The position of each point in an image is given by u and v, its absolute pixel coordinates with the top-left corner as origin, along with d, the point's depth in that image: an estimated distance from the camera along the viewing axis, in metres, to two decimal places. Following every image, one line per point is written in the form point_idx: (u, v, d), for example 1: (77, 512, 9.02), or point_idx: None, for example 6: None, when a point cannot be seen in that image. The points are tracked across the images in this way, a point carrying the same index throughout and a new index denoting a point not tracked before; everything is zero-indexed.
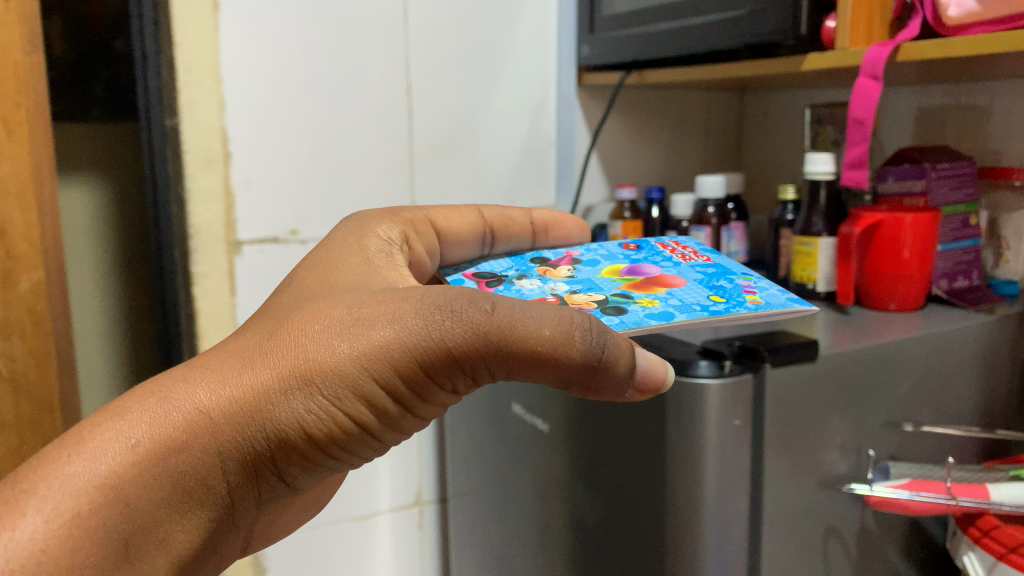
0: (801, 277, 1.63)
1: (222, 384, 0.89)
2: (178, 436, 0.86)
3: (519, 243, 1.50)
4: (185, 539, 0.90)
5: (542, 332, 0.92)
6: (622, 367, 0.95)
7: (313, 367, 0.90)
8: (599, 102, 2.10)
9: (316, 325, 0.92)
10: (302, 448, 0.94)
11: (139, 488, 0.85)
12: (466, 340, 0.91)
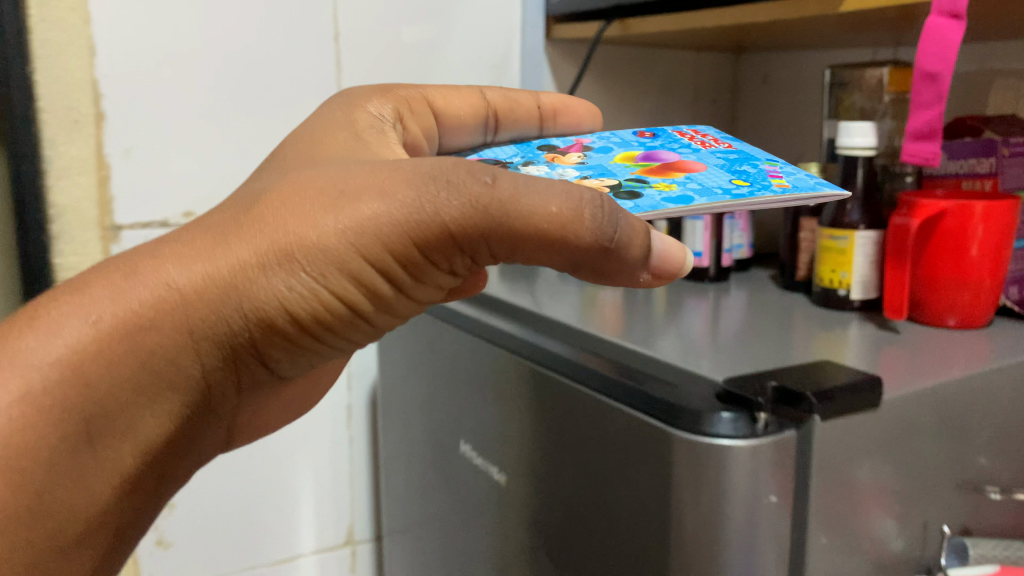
0: (829, 287, 1.16)
1: (193, 257, 0.68)
2: (142, 310, 0.66)
3: (523, 128, 1.01)
4: (160, 430, 0.73)
5: (546, 210, 0.67)
6: (638, 250, 0.70)
7: (294, 244, 0.67)
8: (571, 65, 1.75)
9: (302, 190, 0.69)
10: (287, 336, 0.74)
11: (98, 370, 0.66)
12: (465, 216, 0.67)
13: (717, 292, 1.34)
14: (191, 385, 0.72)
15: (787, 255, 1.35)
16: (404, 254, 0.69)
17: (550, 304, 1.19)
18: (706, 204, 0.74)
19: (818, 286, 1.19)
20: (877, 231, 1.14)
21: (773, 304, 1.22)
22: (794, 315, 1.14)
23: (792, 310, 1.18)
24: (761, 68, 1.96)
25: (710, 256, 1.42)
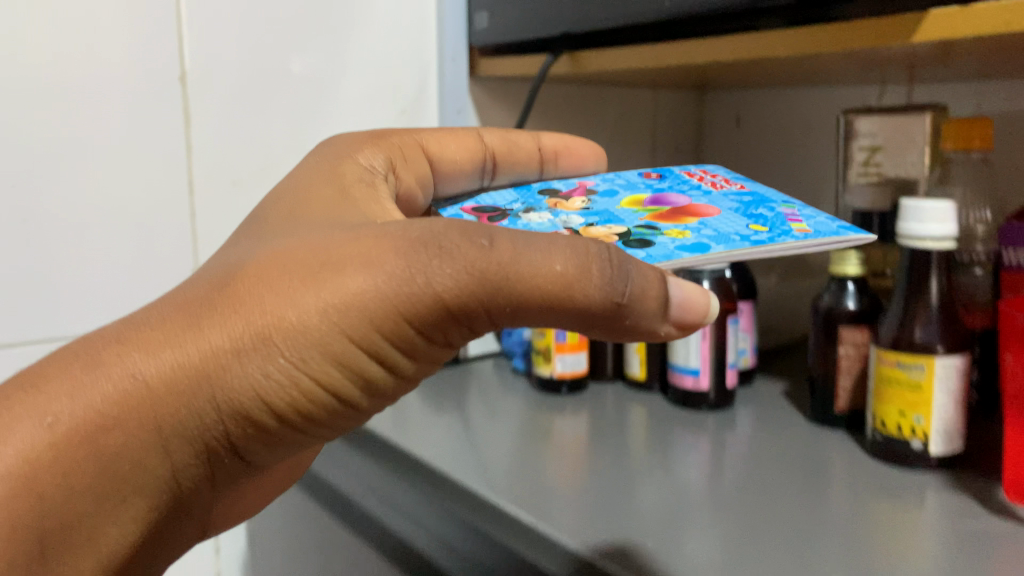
0: (897, 436, 0.89)
1: (163, 341, 0.52)
2: (105, 406, 0.51)
3: (527, 169, 0.90)
4: (125, 546, 0.56)
5: (550, 268, 0.54)
6: (652, 303, 0.56)
7: (276, 322, 0.53)
8: (501, 102, 1.35)
9: (279, 259, 0.55)
10: (267, 440, 0.59)
11: (50, 479, 0.50)
12: (465, 286, 0.54)
13: (728, 445, 0.97)
14: (165, 493, 0.56)
15: (813, 367, 1.06)
16: (397, 332, 0.56)
17: (494, 459, 0.91)
18: (728, 252, 0.63)
19: (880, 430, 0.91)
20: (961, 357, 0.86)
21: (823, 481, 0.86)
22: (818, 486, 0.85)
23: (851, 474, 0.88)
24: (734, 108, 1.70)
25: (712, 375, 1.09)
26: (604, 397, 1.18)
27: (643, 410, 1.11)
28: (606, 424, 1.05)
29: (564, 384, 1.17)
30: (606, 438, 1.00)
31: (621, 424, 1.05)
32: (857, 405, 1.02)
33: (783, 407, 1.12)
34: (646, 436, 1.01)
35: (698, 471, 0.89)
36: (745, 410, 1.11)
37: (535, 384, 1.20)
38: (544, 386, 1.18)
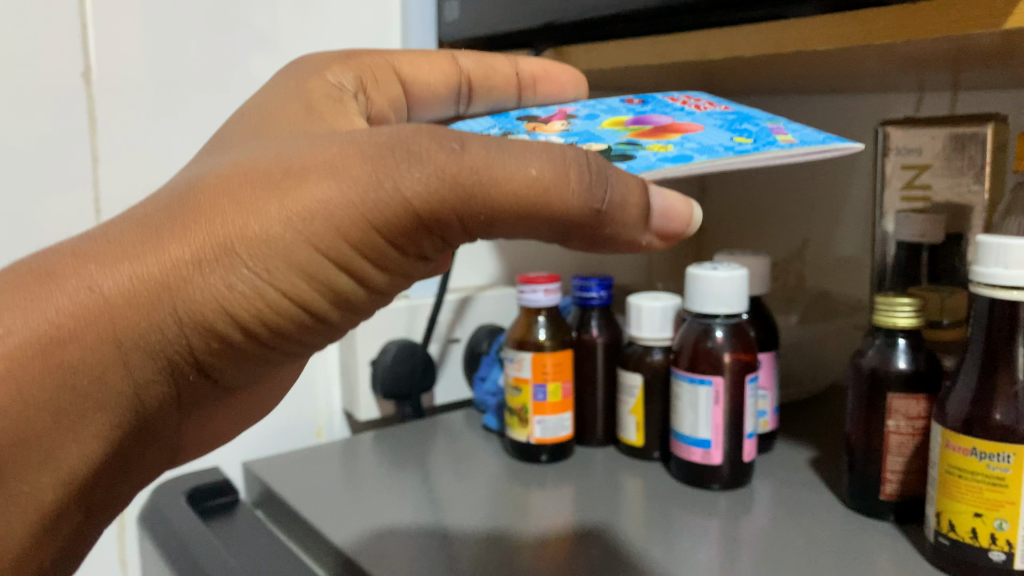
0: (966, 540, 0.51)
1: (114, 249, 0.38)
2: (60, 318, 0.38)
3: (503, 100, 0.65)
4: (66, 481, 0.41)
5: (527, 172, 0.39)
6: (633, 213, 0.41)
7: (242, 231, 0.38)
8: None
9: (247, 161, 0.40)
10: (234, 356, 0.43)
11: (13, 425, 0.38)
12: (434, 195, 0.38)
13: (744, 546, 0.60)
14: (105, 431, 0.41)
15: (852, 439, 0.63)
16: (370, 245, 0.40)
17: (470, 548, 0.60)
18: (710, 162, 0.43)
19: (935, 529, 0.54)
20: None
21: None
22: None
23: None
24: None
25: (727, 448, 0.67)
26: (592, 464, 0.75)
27: (642, 480, 0.71)
28: (597, 492, 0.69)
29: (545, 451, 0.74)
30: (593, 517, 0.65)
31: (615, 495, 0.69)
32: (909, 501, 0.60)
33: (815, 484, 0.69)
34: (644, 518, 0.65)
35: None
36: (759, 482, 0.70)
37: (510, 453, 0.77)
38: (522, 455, 0.75)
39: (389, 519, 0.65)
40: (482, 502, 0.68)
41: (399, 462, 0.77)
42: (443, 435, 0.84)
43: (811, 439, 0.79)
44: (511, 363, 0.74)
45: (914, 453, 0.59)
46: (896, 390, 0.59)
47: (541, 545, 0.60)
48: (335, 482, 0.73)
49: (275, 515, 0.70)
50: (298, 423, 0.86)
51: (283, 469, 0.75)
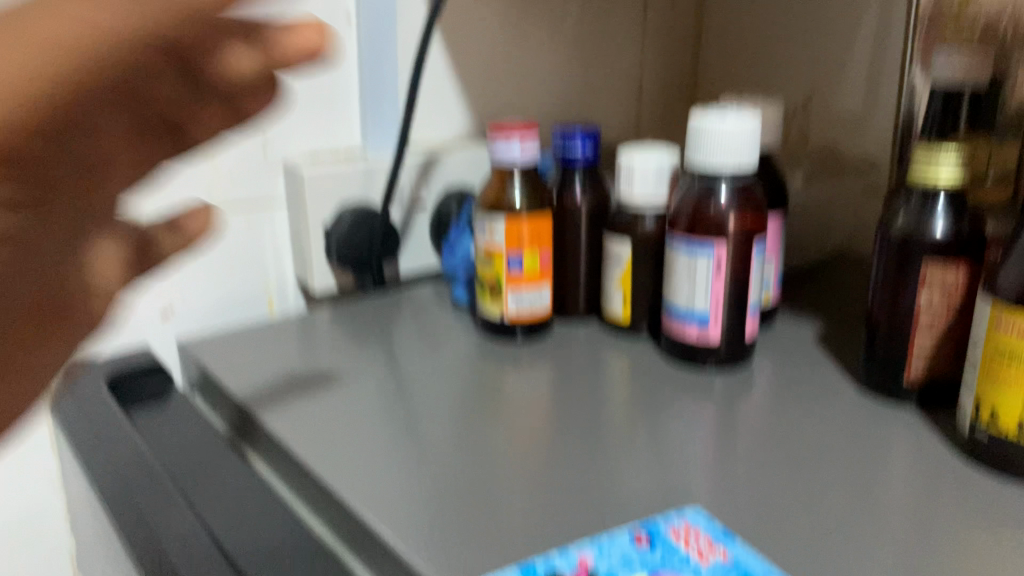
0: (1009, 437, 0.44)
1: None
2: None
3: None
4: None
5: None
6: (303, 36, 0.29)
7: (80, 21, 0.26)
8: None
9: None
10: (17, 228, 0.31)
11: None
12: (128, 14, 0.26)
13: (743, 431, 0.53)
14: None
15: (872, 316, 0.55)
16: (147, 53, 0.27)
17: (435, 434, 0.52)
18: None
19: (971, 422, 0.47)
20: None
21: (875, 487, 0.46)
22: (934, 506, 0.44)
23: (915, 479, 0.46)
24: None
25: (726, 323, 0.59)
26: (573, 341, 0.67)
27: (628, 359, 0.64)
28: (579, 372, 0.62)
29: (521, 326, 0.66)
30: (574, 399, 0.58)
31: (598, 375, 0.61)
32: (933, 383, 0.53)
33: (821, 363, 0.62)
34: (631, 399, 0.57)
35: (716, 478, 0.47)
36: (758, 360, 0.63)
37: (481, 328, 0.68)
38: (494, 331, 0.67)
39: (343, 404, 0.57)
40: (450, 383, 0.60)
41: (358, 339, 0.69)
42: (408, 310, 0.75)
43: (817, 312, 0.71)
44: (481, 230, 0.64)
45: (945, 333, 0.51)
46: (931, 256, 0.51)
47: (515, 430, 0.53)
48: (285, 362, 0.64)
49: (215, 400, 0.62)
50: (247, 297, 0.76)
51: (226, 349, 0.66)
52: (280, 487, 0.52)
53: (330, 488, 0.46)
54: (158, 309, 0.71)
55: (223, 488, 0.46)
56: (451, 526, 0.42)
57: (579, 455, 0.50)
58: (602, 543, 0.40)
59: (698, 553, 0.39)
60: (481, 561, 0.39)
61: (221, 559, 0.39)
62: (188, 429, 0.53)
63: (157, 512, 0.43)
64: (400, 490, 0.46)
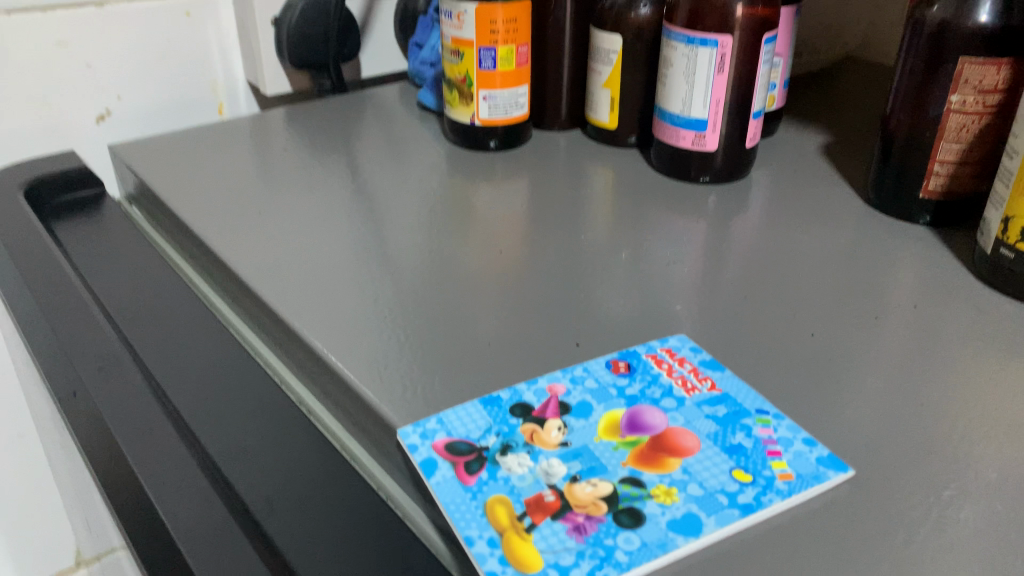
0: None
1: None
2: None
3: None
4: None
5: None
6: None
7: None
8: None
9: None
10: None
11: None
12: None
13: (737, 251, 0.48)
14: None
15: (890, 122, 0.48)
16: None
17: (397, 253, 0.47)
18: None
19: (996, 239, 0.41)
20: None
21: (878, 310, 0.42)
22: (941, 331, 0.40)
23: (922, 303, 0.42)
24: None
25: (725, 132, 0.52)
26: (553, 151, 0.61)
27: (613, 171, 0.57)
28: (558, 185, 0.56)
29: (495, 136, 0.59)
30: (552, 216, 0.52)
31: (579, 189, 0.55)
32: (953, 198, 0.47)
33: (826, 176, 0.56)
34: (614, 216, 0.52)
35: (705, 301, 0.43)
36: (757, 171, 0.57)
37: (451, 138, 0.62)
38: (466, 141, 0.60)
39: (295, 217, 0.51)
40: (415, 196, 0.54)
41: (313, 145, 0.61)
42: (371, 114, 0.67)
43: (824, 120, 0.64)
44: (448, 20, 0.56)
45: (975, 137, 0.44)
46: (971, 54, 0.43)
47: (484, 250, 0.48)
48: (231, 170, 0.57)
49: (153, 213, 0.55)
50: (190, 97, 0.68)
51: (164, 155, 0.59)
52: (220, 304, 0.47)
53: (273, 311, 0.41)
54: (90, 113, 0.62)
55: (155, 311, 0.41)
56: (407, 352, 0.38)
57: (555, 277, 0.45)
58: (575, 373, 0.36)
59: (683, 383, 0.35)
60: (438, 390, 0.35)
61: (149, 391, 0.35)
62: (120, 244, 0.47)
63: (78, 340, 0.38)
64: (354, 313, 0.41)
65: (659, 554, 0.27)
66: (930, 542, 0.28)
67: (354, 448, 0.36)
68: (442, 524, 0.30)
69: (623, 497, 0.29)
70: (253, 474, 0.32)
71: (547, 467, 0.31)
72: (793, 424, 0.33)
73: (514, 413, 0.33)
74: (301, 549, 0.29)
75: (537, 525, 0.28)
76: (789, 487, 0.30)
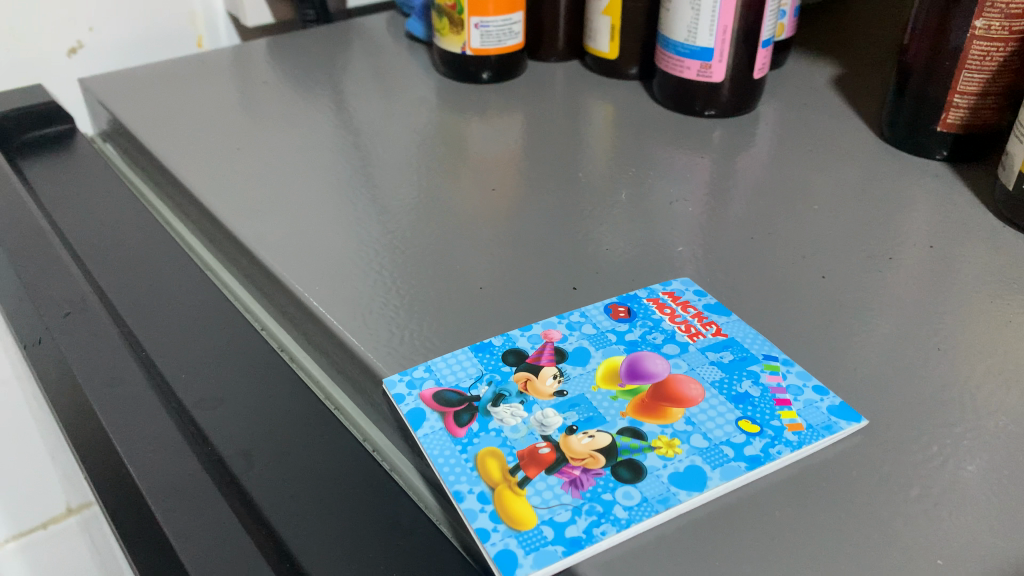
0: None
1: None
2: None
3: None
4: None
5: None
6: None
7: None
8: None
9: None
10: None
11: None
12: None
13: (742, 188, 0.45)
14: None
15: (908, 52, 0.44)
16: None
17: (384, 192, 0.44)
18: None
19: (1020, 174, 0.39)
20: None
21: (891, 250, 0.39)
22: (957, 272, 0.38)
23: (938, 243, 0.40)
24: None
25: (732, 62, 0.49)
26: (550, 84, 0.58)
27: (612, 105, 0.55)
28: (554, 120, 0.53)
29: (487, 68, 0.56)
30: (548, 152, 0.49)
31: (577, 124, 0.52)
32: (973, 132, 0.44)
33: (837, 110, 0.53)
34: (614, 152, 0.49)
35: (709, 242, 0.40)
36: (765, 105, 0.54)
37: (442, 70, 0.59)
38: (459, 74, 0.57)
39: (277, 154, 0.48)
40: (404, 132, 0.51)
41: (297, 78, 0.58)
42: (358, 46, 0.64)
43: (836, 51, 0.61)
44: None
45: (1000, 66, 0.41)
46: None
47: (477, 188, 0.45)
48: (210, 105, 0.54)
49: (128, 150, 0.52)
50: (167, 29, 0.64)
51: (139, 90, 0.56)
52: (199, 246, 0.45)
53: (253, 254, 0.39)
54: (61, 46, 0.59)
55: (128, 253, 0.39)
56: (394, 297, 0.36)
57: (551, 217, 0.43)
58: (572, 318, 0.34)
59: (686, 329, 0.34)
60: (427, 336, 0.33)
61: (121, 340, 0.33)
62: (91, 181, 0.45)
63: (46, 284, 0.36)
64: (338, 255, 0.39)
65: (660, 510, 0.25)
66: (945, 494, 0.27)
67: (338, 398, 0.34)
68: (431, 478, 0.28)
69: (622, 449, 0.28)
70: (232, 426, 0.30)
71: (541, 417, 0.29)
72: (802, 371, 0.31)
73: (507, 361, 0.32)
74: (282, 504, 0.27)
75: (531, 479, 0.26)
76: (799, 438, 0.28)
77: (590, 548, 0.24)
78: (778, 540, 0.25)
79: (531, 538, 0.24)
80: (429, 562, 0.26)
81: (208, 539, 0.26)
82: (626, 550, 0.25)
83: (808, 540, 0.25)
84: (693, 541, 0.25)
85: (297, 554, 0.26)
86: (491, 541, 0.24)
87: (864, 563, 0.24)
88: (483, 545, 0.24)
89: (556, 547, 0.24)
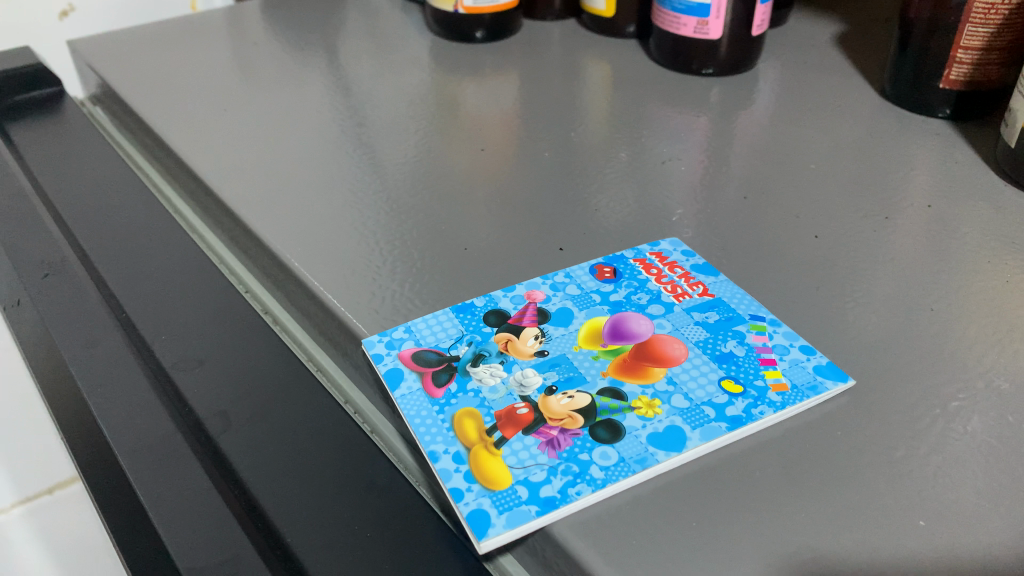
0: None
1: None
2: None
3: None
4: None
5: None
6: None
7: None
8: None
9: None
10: None
11: None
12: None
13: (739, 148, 0.44)
14: None
15: (910, 7, 0.42)
16: None
17: (372, 152, 0.44)
18: None
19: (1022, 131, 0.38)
20: None
21: (888, 210, 0.38)
22: (956, 231, 0.37)
23: (937, 203, 0.39)
24: None
25: (729, 18, 0.48)
26: (546, 43, 0.56)
27: (609, 64, 0.53)
28: (549, 79, 0.52)
29: (482, 26, 0.56)
30: (541, 113, 0.48)
31: (572, 84, 0.51)
32: (976, 88, 0.43)
33: (839, 67, 0.52)
34: (609, 112, 0.48)
35: (702, 202, 0.40)
36: (765, 63, 0.53)
37: (435, 29, 0.58)
38: (452, 32, 0.56)
39: (266, 115, 0.48)
40: (395, 91, 0.50)
41: (289, 38, 0.57)
42: (352, 5, 0.63)
43: (840, 8, 0.59)
44: None
45: (1004, 20, 0.40)
46: None
47: (467, 149, 0.44)
48: (200, 66, 0.54)
49: (116, 114, 0.52)
50: None
51: (128, 52, 0.55)
52: (183, 208, 0.44)
53: (237, 215, 0.38)
54: (52, 7, 0.58)
55: (111, 216, 0.39)
56: (378, 257, 0.35)
57: (541, 178, 0.42)
58: (556, 279, 0.34)
59: (672, 289, 0.33)
60: (410, 297, 0.33)
61: (102, 305, 0.33)
62: (79, 144, 0.44)
63: (27, 247, 0.36)
64: (323, 216, 0.38)
65: (637, 471, 0.25)
66: (933, 455, 0.26)
67: (321, 359, 0.34)
68: (409, 438, 0.28)
69: (601, 410, 0.27)
70: (210, 388, 0.30)
71: (520, 377, 0.28)
72: (790, 331, 0.31)
73: (488, 321, 0.31)
74: (257, 467, 0.27)
75: (507, 439, 0.26)
76: (783, 399, 0.28)
77: (564, 508, 0.24)
78: (757, 502, 0.25)
79: (505, 498, 0.24)
80: (404, 523, 0.26)
81: (183, 502, 0.26)
82: (601, 510, 0.24)
83: (786, 498, 0.25)
84: (670, 500, 0.25)
85: (271, 514, 0.26)
86: (464, 501, 0.24)
87: (843, 525, 0.24)
88: (457, 506, 0.24)
89: (530, 507, 0.24)
